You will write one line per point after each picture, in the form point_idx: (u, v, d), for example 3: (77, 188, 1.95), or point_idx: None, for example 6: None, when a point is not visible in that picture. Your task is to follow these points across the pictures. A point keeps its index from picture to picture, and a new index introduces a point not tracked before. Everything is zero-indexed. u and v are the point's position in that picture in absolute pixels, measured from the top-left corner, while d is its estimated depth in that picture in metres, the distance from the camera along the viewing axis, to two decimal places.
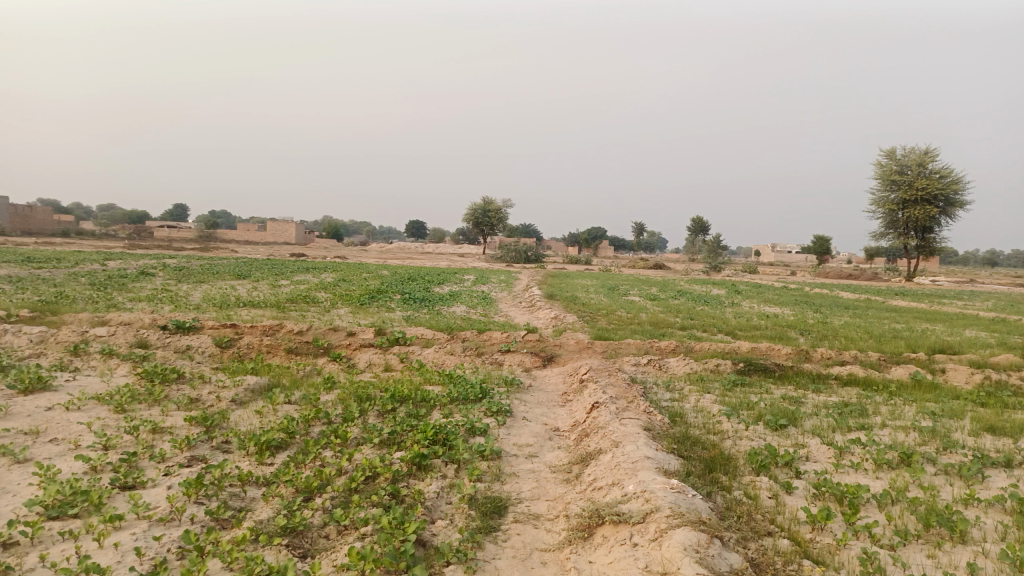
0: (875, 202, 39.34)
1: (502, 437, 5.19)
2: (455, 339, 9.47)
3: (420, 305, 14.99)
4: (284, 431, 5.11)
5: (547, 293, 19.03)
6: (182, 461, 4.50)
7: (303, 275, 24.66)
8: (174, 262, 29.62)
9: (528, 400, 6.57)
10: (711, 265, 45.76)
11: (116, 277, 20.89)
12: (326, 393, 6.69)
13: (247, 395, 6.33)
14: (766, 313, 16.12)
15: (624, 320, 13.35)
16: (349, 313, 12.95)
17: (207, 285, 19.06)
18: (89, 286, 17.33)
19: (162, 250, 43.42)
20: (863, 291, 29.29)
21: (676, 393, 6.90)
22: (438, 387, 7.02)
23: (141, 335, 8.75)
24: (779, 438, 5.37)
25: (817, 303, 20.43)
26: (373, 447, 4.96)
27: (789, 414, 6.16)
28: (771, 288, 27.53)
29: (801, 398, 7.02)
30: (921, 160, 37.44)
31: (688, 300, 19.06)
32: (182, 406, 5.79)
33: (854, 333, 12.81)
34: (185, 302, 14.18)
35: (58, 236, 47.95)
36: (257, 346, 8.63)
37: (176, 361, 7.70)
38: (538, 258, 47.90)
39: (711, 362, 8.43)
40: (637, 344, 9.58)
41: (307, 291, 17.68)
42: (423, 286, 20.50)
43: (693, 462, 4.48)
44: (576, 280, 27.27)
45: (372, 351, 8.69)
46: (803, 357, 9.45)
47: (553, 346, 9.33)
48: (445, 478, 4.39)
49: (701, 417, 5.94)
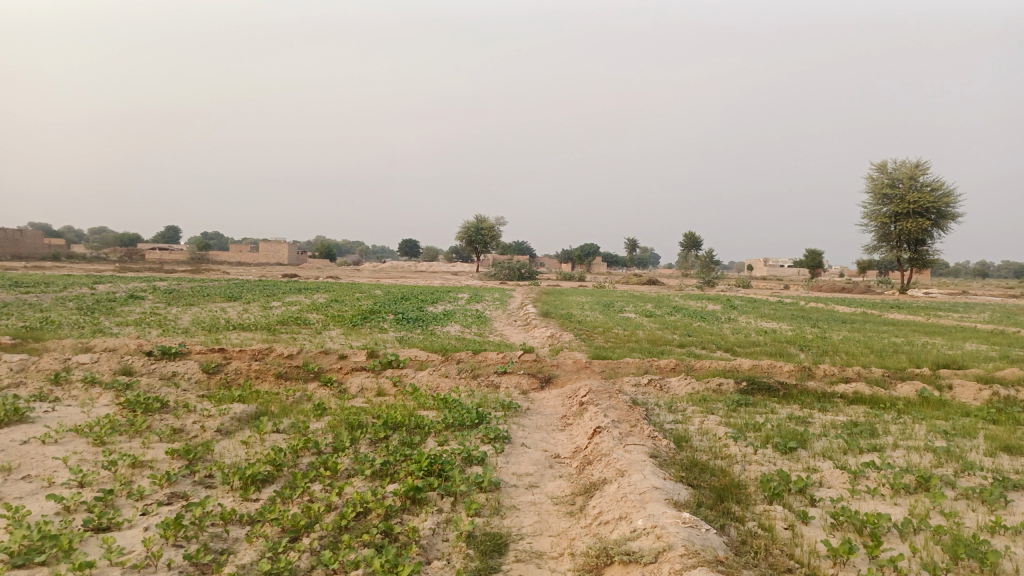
0: (868, 216, 39.37)
1: (501, 467, 4.94)
2: (450, 360, 9.23)
3: (413, 326, 14.74)
4: (271, 464, 4.85)
5: (543, 311, 18.78)
6: (162, 498, 4.24)
7: (295, 295, 24.37)
8: (165, 285, 29.30)
9: (526, 424, 6.33)
10: (705, 280, 45.65)
11: (104, 301, 20.57)
12: (316, 421, 6.44)
13: (234, 424, 6.06)
14: (764, 328, 15.93)
15: (621, 338, 13.12)
16: (341, 335, 12.68)
17: (196, 308, 18.76)
18: (77, 310, 17.04)
19: (154, 272, 43.11)
20: (859, 305, 29.16)
21: (679, 415, 6.67)
22: (433, 412, 6.77)
23: (126, 362, 8.48)
24: (790, 463, 5.14)
25: (815, 318, 20.25)
26: (365, 479, 4.71)
27: (798, 435, 5.94)
28: (767, 303, 27.35)
29: (808, 418, 6.79)
30: (913, 173, 37.53)
31: (685, 317, 18.85)
32: (165, 438, 5.53)
33: (855, 348, 12.62)
34: (174, 326, 13.90)
35: (49, 260, 47.58)
36: (245, 372, 8.37)
37: (161, 389, 7.44)
38: (532, 275, 47.72)
39: (713, 381, 8.21)
40: (636, 363, 9.35)
41: (298, 313, 17.40)
42: (416, 306, 20.24)
43: (702, 491, 4.25)
44: (571, 297, 27.05)
45: (364, 375, 8.43)
46: (806, 374, 9.23)
47: (551, 367, 9.10)
48: (441, 513, 4.15)
49: (707, 441, 5.71)
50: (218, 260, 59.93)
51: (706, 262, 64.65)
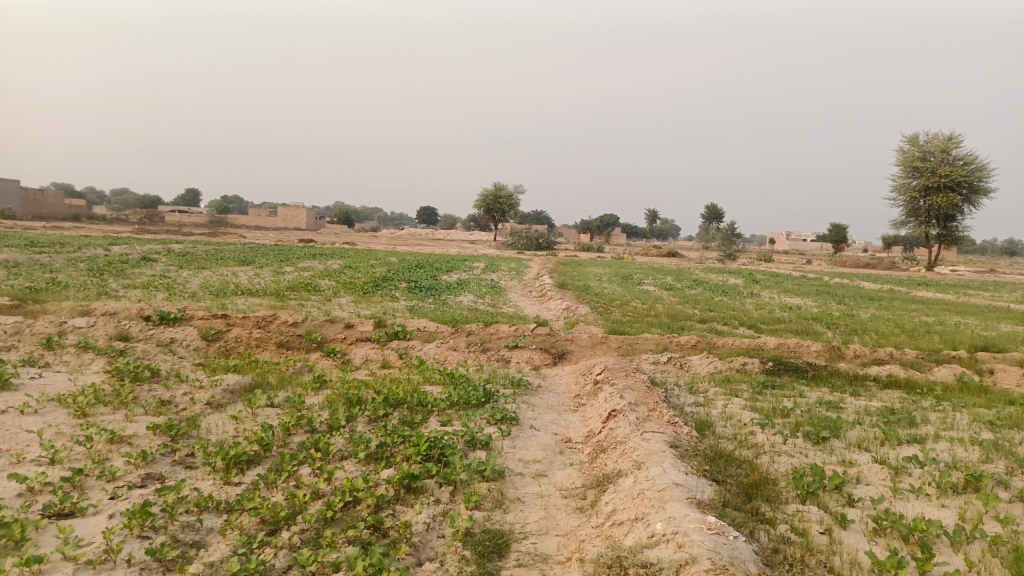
0: (896, 189, 38.30)
1: (506, 452, 4.53)
2: (460, 332, 8.83)
3: (426, 295, 14.34)
4: (258, 444, 4.49)
5: (560, 282, 18.31)
6: (135, 480, 3.89)
7: (310, 261, 24.04)
8: (180, 248, 29.14)
9: (536, 404, 5.91)
10: (725, 253, 44.87)
11: (117, 262, 20.32)
12: (313, 395, 6.07)
13: (226, 398, 5.71)
14: (787, 304, 15.39)
15: (640, 312, 12.64)
16: (351, 303, 12.31)
17: (207, 272, 18.45)
18: (86, 272, 16.76)
19: (172, 234, 43.03)
20: (886, 281, 28.29)
21: (700, 398, 6.23)
22: (438, 388, 6.39)
23: (122, 327, 8.15)
24: (822, 455, 4.70)
25: (840, 294, 19.59)
26: (358, 462, 4.33)
27: (830, 423, 5.48)
28: (790, 278, 26.62)
29: (840, 403, 6.33)
30: (945, 147, 36.38)
31: (706, 291, 18.26)
32: (149, 410, 5.18)
33: (885, 327, 12.05)
34: (181, 290, 13.59)
35: (69, 220, 47.73)
36: (245, 340, 8.02)
37: (155, 356, 7.10)
38: (549, 246, 47.15)
39: (737, 360, 7.75)
40: (655, 339, 8.89)
41: (310, 279, 17.04)
42: (430, 274, 19.82)
43: (728, 487, 3.82)
44: (589, 268, 26.48)
45: (369, 346, 8.06)
46: (835, 354, 8.73)
47: (564, 341, 8.68)
48: (437, 505, 3.77)
49: (730, 427, 5.28)
50: (237, 224, 59.81)
51: (727, 235, 63.64)
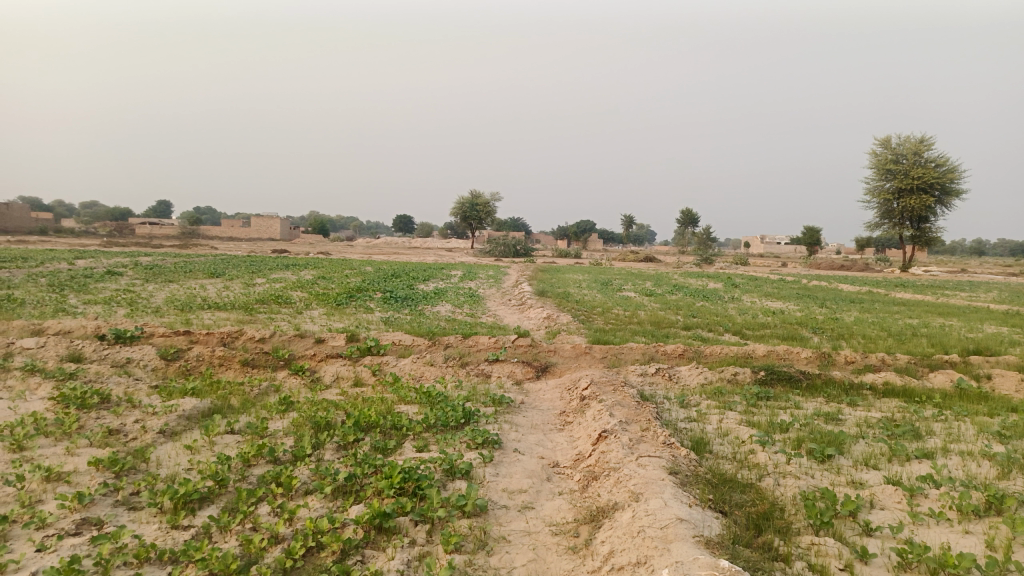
0: (871, 191, 38.49)
1: (489, 482, 4.12)
2: (437, 346, 8.40)
3: (401, 306, 13.88)
4: (212, 479, 4.04)
5: (538, 290, 17.93)
6: (67, 526, 3.42)
7: (282, 273, 23.46)
8: (149, 261, 28.31)
9: (519, 424, 5.50)
10: (702, 257, 44.87)
11: (80, 277, 19.57)
12: (279, 419, 5.62)
13: (181, 425, 5.24)
14: (770, 309, 15.14)
15: (622, 319, 12.30)
16: (323, 316, 11.84)
17: (174, 285, 17.83)
18: (46, 288, 16.07)
19: (141, 247, 42.03)
20: (863, 283, 28.30)
21: (693, 413, 5.87)
22: (414, 407, 5.97)
23: (75, 347, 7.61)
24: (830, 475, 4.34)
25: (821, 297, 19.45)
26: (324, 498, 3.91)
27: (832, 438, 5.14)
28: (769, 281, 26.51)
29: (838, 414, 6.00)
30: (917, 149, 36.63)
31: (687, 296, 17.97)
32: (94, 442, 4.71)
33: (872, 331, 11.81)
34: (145, 305, 13.02)
35: (35, 235, 46.53)
36: (207, 358, 7.53)
37: (107, 379, 6.58)
38: (527, 253, 46.81)
39: (728, 369, 7.41)
40: (641, 349, 8.53)
41: (282, 291, 16.49)
42: (406, 283, 19.36)
43: (735, 520, 3.45)
44: (568, 275, 26.18)
45: (340, 362, 7.61)
46: (826, 361, 8.42)
47: (547, 353, 8.30)
48: (412, 548, 3.35)
49: (728, 446, 4.92)
50: (209, 236, 58.71)
51: (703, 240, 63.81)
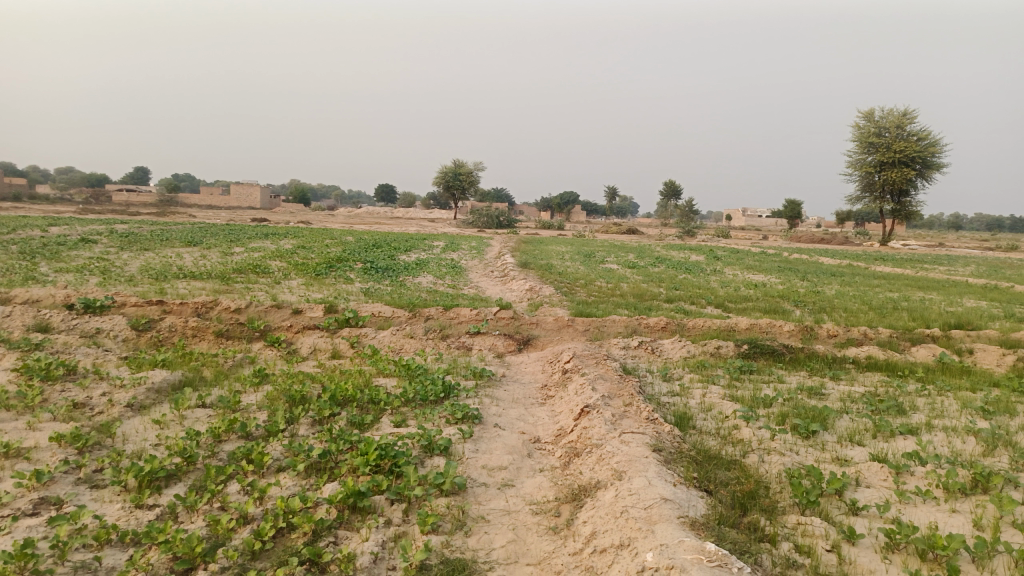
0: (853, 165, 38.56)
1: (467, 458, 4.00)
2: (417, 317, 8.25)
3: (382, 276, 13.67)
4: (179, 456, 3.88)
5: (521, 261, 17.79)
6: (24, 506, 3.26)
7: (261, 241, 23.13)
8: (124, 228, 27.81)
9: (500, 398, 5.38)
10: (685, 230, 44.89)
11: (52, 244, 19.13)
12: (252, 392, 5.46)
13: (150, 398, 5.06)
14: (753, 281, 15.11)
15: (604, 291, 12.20)
16: (302, 286, 11.62)
17: (149, 254, 17.45)
18: (16, 255, 15.66)
19: (117, 214, 41.34)
20: (844, 256, 28.41)
21: (676, 387, 5.79)
22: (392, 381, 5.83)
23: (42, 317, 7.36)
24: (815, 451, 4.28)
25: (802, 270, 19.50)
26: (297, 475, 3.77)
27: (816, 412, 5.07)
28: (751, 254, 26.55)
29: (822, 389, 5.94)
30: (900, 123, 36.66)
31: (670, 268, 17.92)
32: (58, 416, 4.53)
33: (854, 304, 11.79)
34: (118, 273, 12.73)
35: (8, 200, 45.63)
36: (180, 329, 7.32)
37: (75, 350, 6.37)
38: (509, 224, 46.57)
39: (711, 343, 7.33)
40: (624, 321, 8.43)
41: (260, 260, 16.20)
42: (387, 253, 19.15)
43: (721, 499, 3.36)
44: (550, 246, 26.03)
45: (317, 334, 7.43)
46: (809, 335, 8.37)
47: (529, 325, 8.18)
48: (387, 529, 3.23)
49: (712, 421, 4.84)
50: (188, 204, 57.79)
51: (685, 212, 63.77)
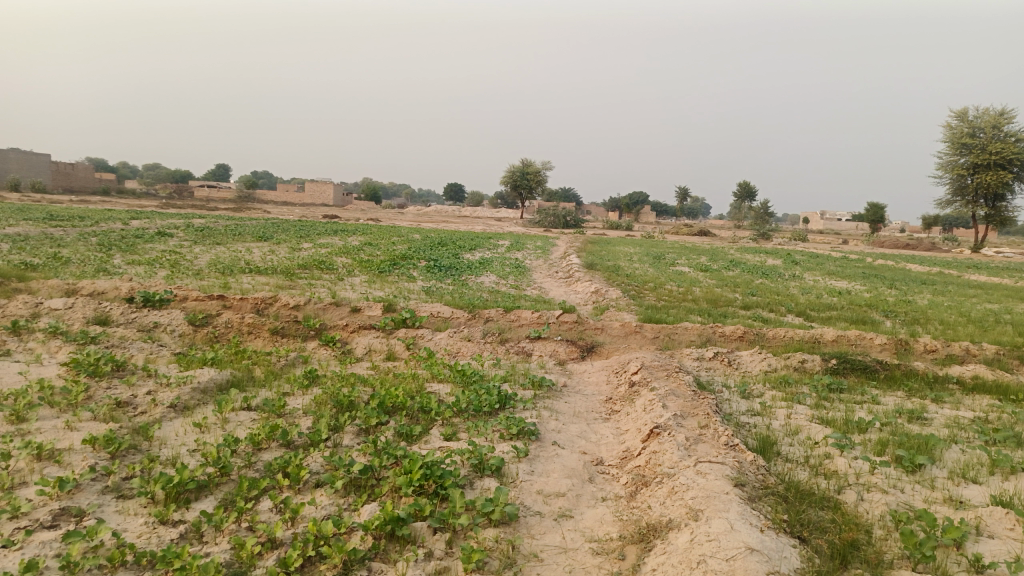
0: (943, 167, 36.43)
1: (522, 482, 3.59)
2: (477, 319, 7.90)
3: (445, 275, 13.41)
4: (212, 466, 3.61)
5: (587, 262, 17.31)
6: (43, 517, 3.02)
7: (329, 237, 23.35)
8: (201, 223, 28.56)
9: (560, 411, 4.96)
10: (759, 232, 43.40)
11: (130, 237, 19.65)
12: (300, 395, 5.19)
13: (194, 399, 4.85)
14: (834, 288, 14.22)
15: (675, 296, 11.61)
16: (364, 284, 11.44)
17: (220, 248, 17.69)
18: (94, 247, 16.09)
19: (196, 209, 42.85)
20: (933, 263, 26.71)
21: (756, 405, 5.26)
22: (447, 387, 5.47)
23: (102, 309, 7.32)
24: (923, 490, 3.69)
25: (888, 277, 18.32)
26: (335, 493, 3.44)
27: (920, 442, 4.46)
28: (831, 259, 25.27)
29: (924, 414, 5.29)
30: (996, 122, 34.43)
31: (744, 272, 17.13)
32: (99, 416, 4.34)
33: (950, 317, 10.84)
34: (186, 267, 12.86)
35: (98, 194, 47.93)
36: (236, 326, 7.16)
37: (130, 345, 6.26)
38: (577, 223, 45.96)
39: (794, 356, 6.72)
40: (697, 329, 7.87)
41: (326, 257, 16.19)
42: (453, 252, 18.97)
43: (817, 550, 2.86)
44: (618, 247, 25.37)
45: (373, 334, 7.15)
46: (904, 349, 7.62)
47: (593, 331, 7.72)
48: (427, 563, 2.84)
49: (799, 449, 4.29)
50: (264, 200, 59.32)
51: (759, 214, 61.73)
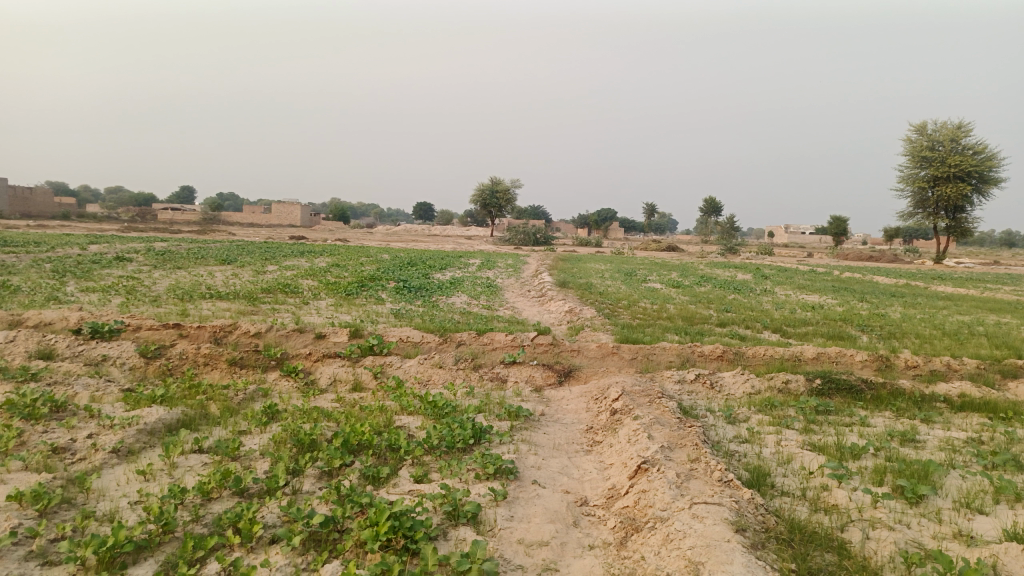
0: (904, 180, 37.04)
1: (501, 530, 3.27)
2: (448, 344, 7.57)
3: (414, 296, 13.06)
4: (154, 522, 3.22)
5: (559, 280, 17.07)
6: None
7: (296, 259, 22.86)
8: (163, 247, 27.78)
9: (539, 444, 4.64)
10: (727, 247, 43.67)
11: (87, 262, 18.96)
12: (258, 433, 4.80)
13: (140, 442, 4.44)
14: (807, 302, 14.13)
15: (650, 314, 11.39)
16: (330, 307, 11.04)
17: (181, 272, 17.11)
18: (48, 274, 15.41)
19: (159, 232, 41.85)
20: (899, 275, 26.92)
21: (744, 431, 5.00)
22: (416, 420, 5.13)
23: (46, 342, 6.84)
24: (931, 525, 3.44)
25: (858, 290, 18.31)
26: (292, 552, 3.07)
27: (918, 467, 4.22)
28: (800, 273, 25.31)
29: (916, 436, 5.07)
30: (955, 136, 35.10)
31: (717, 288, 17.01)
32: (30, 465, 3.91)
33: (925, 330, 10.75)
34: (143, 293, 12.31)
35: (56, 219, 46.64)
36: (191, 357, 6.73)
37: (75, 381, 5.81)
38: (547, 241, 45.82)
39: (778, 376, 6.49)
40: (675, 349, 7.63)
41: (292, 280, 15.70)
42: (422, 272, 18.63)
43: None
44: (589, 265, 25.15)
45: (338, 363, 6.77)
46: (885, 366, 7.44)
47: (569, 354, 7.44)
48: None
49: (794, 480, 4.03)
50: (229, 222, 58.25)
51: (727, 228, 62.20)
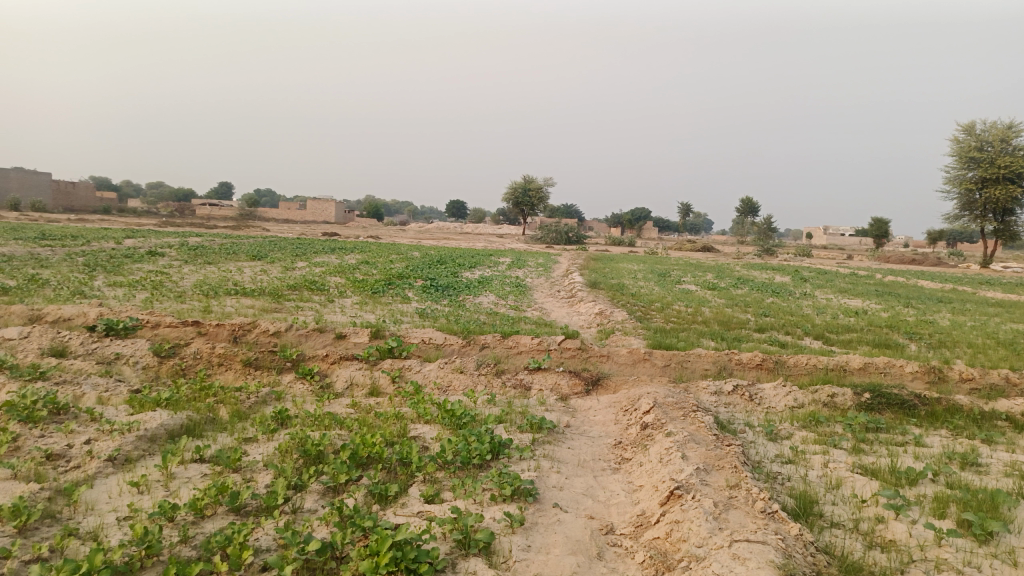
0: (950, 181, 35.84)
1: (515, 563, 2.93)
2: (472, 346, 7.25)
3: (441, 295, 12.79)
4: (136, 545, 2.94)
5: (591, 280, 16.70)
6: None
7: (326, 255, 22.82)
8: (197, 241, 27.94)
9: (563, 461, 4.28)
10: (763, 248, 42.77)
11: (119, 257, 19.05)
12: (265, 442, 4.53)
13: (139, 450, 4.20)
14: (850, 307, 13.53)
15: (684, 317, 10.96)
16: (355, 306, 10.81)
17: (210, 268, 17.06)
18: (80, 268, 15.49)
19: (196, 227, 42.37)
20: (944, 279, 25.93)
21: (787, 451, 4.59)
22: (433, 430, 4.81)
23: (60, 339, 6.67)
24: (1006, 569, 3.01)
25: (904, 295, 17.58)
26: None
27: (986, 497, 3.76)
28: (840, 276, 24.59)
29: (980, 459, 4.60)
30: (1004, 136, 33.84)
31: (753, 290, 16.48)
32: (19, 473, 3.68)
33: (978, 339, 10.14)
34: (170, 288, 12.23)
35: (97, 213, 47.50)
36: (205, 357, 6.50)
37: (83, 381, 5.61)
38: (579, 240, 45.36)
39: (822, 388, 6.04)
40: (711, 356, 7.21)
41: (319, 277, 15.54)
42: (452, 270, 18.41)
43: None
44: (621, 265, 24.68)
45: (355, 366, 6.49)
46: (939, 378, 6.93)
47: (598, 360, 7.07)
48: None
49: (844, 510, 3.63)
50: (264, 218, 58.80)
51: (764, 229, 61.00)
